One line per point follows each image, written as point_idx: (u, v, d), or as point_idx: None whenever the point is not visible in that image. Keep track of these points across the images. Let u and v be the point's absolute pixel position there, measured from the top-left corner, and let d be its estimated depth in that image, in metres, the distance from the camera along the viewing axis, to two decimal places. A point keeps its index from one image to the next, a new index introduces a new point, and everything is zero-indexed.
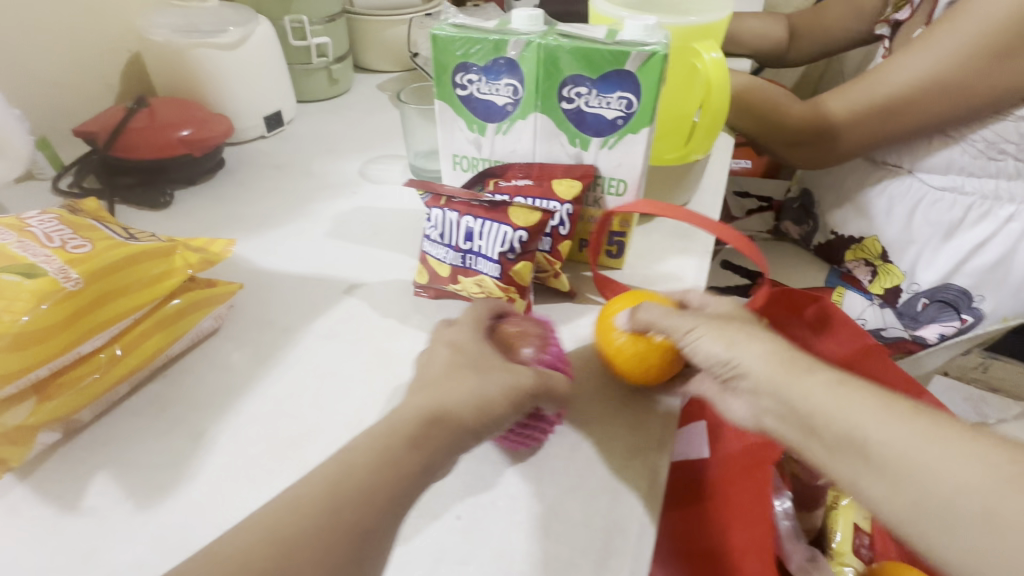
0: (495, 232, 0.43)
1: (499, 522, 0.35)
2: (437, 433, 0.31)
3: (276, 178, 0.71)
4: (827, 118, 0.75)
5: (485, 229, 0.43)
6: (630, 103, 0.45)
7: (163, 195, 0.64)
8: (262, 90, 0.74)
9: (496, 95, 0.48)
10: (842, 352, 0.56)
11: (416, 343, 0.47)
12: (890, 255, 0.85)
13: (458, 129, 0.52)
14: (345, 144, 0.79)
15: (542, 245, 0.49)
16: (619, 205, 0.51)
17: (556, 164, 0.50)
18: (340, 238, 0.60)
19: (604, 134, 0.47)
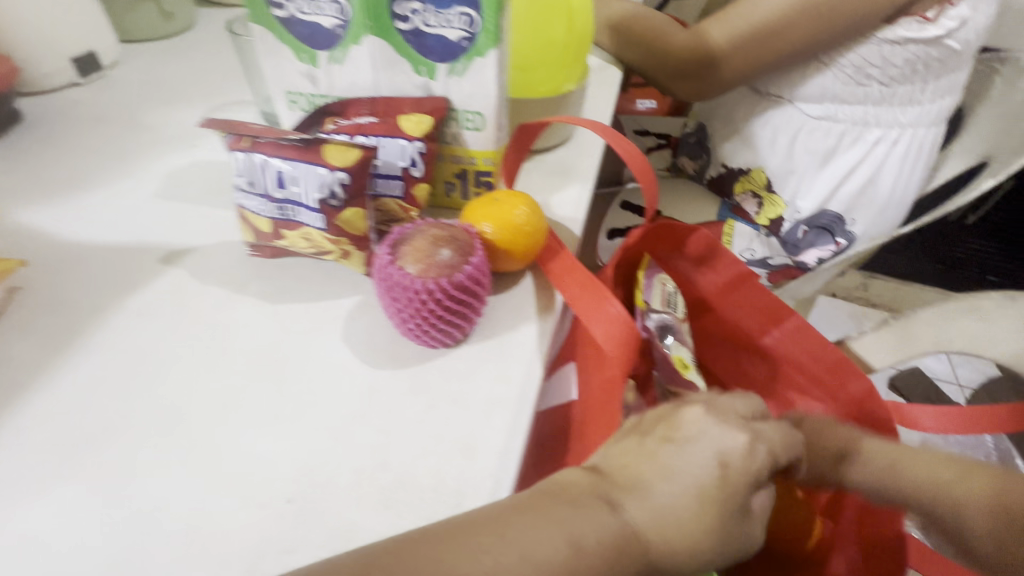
0: (310, 173, 0.37)
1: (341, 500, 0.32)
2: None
3: (93, 133, 0.59)
4: (708, 46, 0.73)
5: (297, 171, 0.37)
6: (471, 20, 0.39)
7: None
8: (62, 25, 0.61)
9: (321, 15, 0.41)
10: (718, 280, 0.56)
11: (254, 312, 0.42)
12: (774, 185, 0.87)
13: (286, 61, 0.44)
14: (182, 89, 0.68)
15: (393, 190, 0.44)
16: (480, 142, 0.47)
17: (403, 97, 0.44)
18: (171, 199, 0.52)
19: (449, 59, 0.42)
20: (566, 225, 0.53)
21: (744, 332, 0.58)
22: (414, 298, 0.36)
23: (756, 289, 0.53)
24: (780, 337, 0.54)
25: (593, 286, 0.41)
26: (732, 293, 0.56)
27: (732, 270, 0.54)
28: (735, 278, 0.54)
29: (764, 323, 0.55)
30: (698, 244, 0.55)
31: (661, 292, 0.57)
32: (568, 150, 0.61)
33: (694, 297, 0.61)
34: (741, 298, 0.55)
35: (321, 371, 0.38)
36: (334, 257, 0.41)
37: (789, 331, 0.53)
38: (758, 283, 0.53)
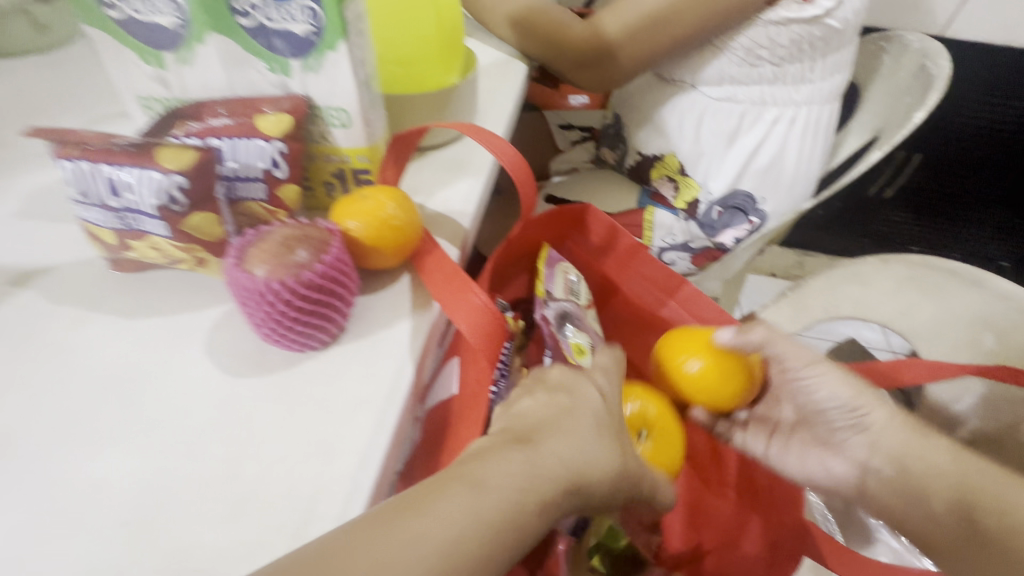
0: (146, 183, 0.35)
1: (185, 519, 0.31)
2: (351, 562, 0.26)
3: None
4: (605, 36, 0.74)
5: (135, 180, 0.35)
6: (315, 13, 0.38)
7: None
8: None
9: (158, 14, 0.39)
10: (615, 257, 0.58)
11: (110, 329, 0.39)
12: (687, 169, 0.89)
13: (133, 63, 0.42)
14: (58, 104, 0.64)
15: (256, 193, 0.43)
16: (351, 139, 0.46)
17: (259, 96, 0.43)
18: (32, 218, 0.49)
19: (300, 55, 0.40)
20: (455, 219, 0.52)
21: (645, 309, 0.60)
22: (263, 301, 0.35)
23: (650, 259, 0.56)
24: (678, 306, 0.57)
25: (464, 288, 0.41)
26: (630, 268, 0.58)
27: (626, 245, 0.57)
28: (630, 251, 0.57)
29: (661, 292, 0.57)
30: (596, 223, 0.58)
31: (563, 282, 0.56)
32: (463, 144, 0.61)
33: (598, 281, 0.62)
34: (638, 271, 0.58)
35: (178, 384, 0.36)
36: (188, 265, 0.40)
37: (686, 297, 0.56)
38: (648, 253, 0.56)
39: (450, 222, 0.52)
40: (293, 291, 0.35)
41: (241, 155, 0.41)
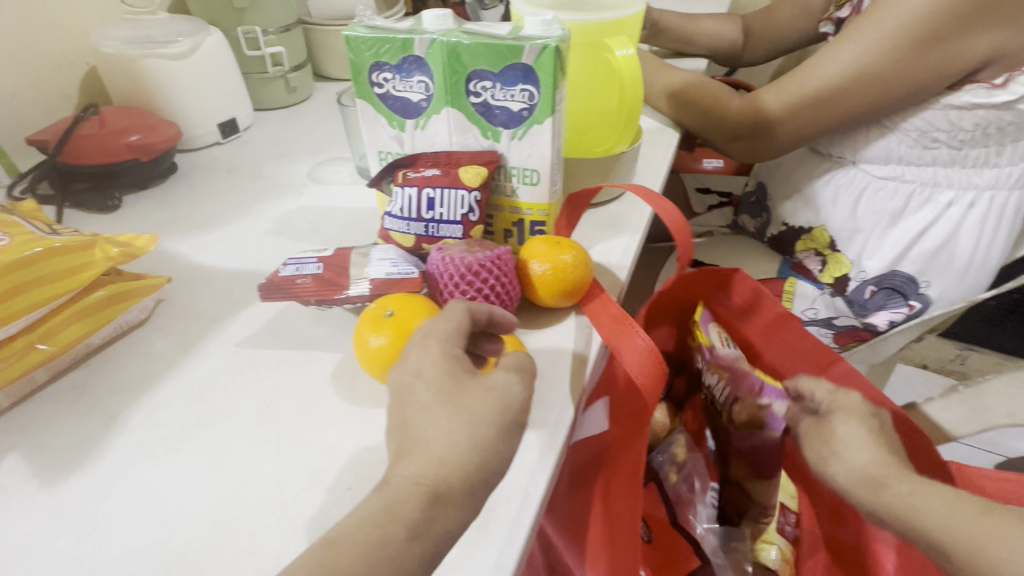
0: (359, 273, 0.44)
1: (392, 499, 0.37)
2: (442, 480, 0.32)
3: (226, 181, 0.73)
4: (764, 111, 0.77)
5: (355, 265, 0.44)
6: (532, 95, 0.47)
7: (113, 198, 0.67)
8: (215, 98, 0.77)
9: (411, 91, 0.50)
10: (761, 323, 0.57)
11: (336, 329, 0.49)
12: (838, 244, 0.86)
13: (380, 127, 0.54)
14: (296, 147, 0.81)
15: (454, 233, 0.51)
16: (535, 195, 0.53)
17: (464, 152, 0.51)
18: (278, 236, 0.62)
19: (512, 125, 0.49)
20: (614, 271, 0.57)
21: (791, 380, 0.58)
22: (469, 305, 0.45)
23: (799, 331, 0.54)
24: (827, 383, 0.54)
25: (631, 331, 0.43)
26: (777, 337, 0.57)
27: (774, 313, 0.56)
28: (777, 320, 0.56)
29: (811, 365, 0.55)
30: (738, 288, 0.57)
31: (717, 332, 0.56)
32: (621, 204, 0.66)
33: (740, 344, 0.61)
34: (786, 342, 0.56)
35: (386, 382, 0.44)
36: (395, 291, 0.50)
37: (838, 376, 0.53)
38: (800, 325, 0.55)
39: (608, 273, 0.57)
40: (490, 301, 0.45)
41: (447, 203, 0.50)
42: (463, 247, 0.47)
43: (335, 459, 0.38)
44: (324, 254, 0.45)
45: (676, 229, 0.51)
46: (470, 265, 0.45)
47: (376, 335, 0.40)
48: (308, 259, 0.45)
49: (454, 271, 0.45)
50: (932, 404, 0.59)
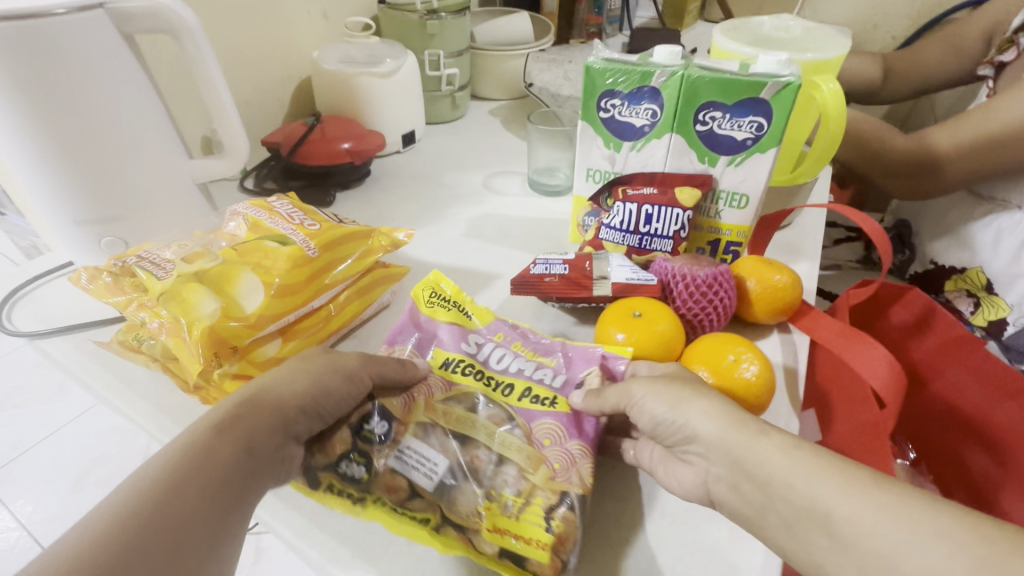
0: (603, 276, 0.49)
1: (610, 502, 0.39)
2: (257, 446, 0.32)
3: (413, 186, 0.81)
4: (931, 150, 0.78)
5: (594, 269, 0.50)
6: (760, 126, 0.51)
7: (326, 195, 0.76)
8: (405, 112, 0.86)
9: (636, 117, 0.55)
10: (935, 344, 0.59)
11: (558, 325, 0.54)
12: (995, 287, 0.84)
13: (596, 147, 0.59)
14: (465, 160, 0.89)
15: (664, 247, 0.56)
16: (739, 218, 0.57)
17: (679, 174, 0.56)
18: (474, 238, 0.69)
19: (732, 152, 0.53)
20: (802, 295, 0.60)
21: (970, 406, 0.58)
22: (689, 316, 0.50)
23: (983, 352, 0.56)
24: (1018, 409, 0.54)
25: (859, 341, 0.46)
26: (955, 357, 0.58)
27: (951, 335, 0.58)
28: (955, 341, 0.58)
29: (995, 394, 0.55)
30: (907, 308, 0.60)
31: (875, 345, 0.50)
32: (795, 232, 0.69)
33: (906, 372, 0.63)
34: (964, 363, 0.58)
35: None
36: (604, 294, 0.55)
37: None
38: (982, 350, 0.56)
39: None
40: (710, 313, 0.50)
41: (663, 220, 0.55)
42: (680, 260, 0.51)
43: None
44: (568, 257, 0.51)
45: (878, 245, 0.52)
46: (696, 277, 0.49)
47: (623, 333, 0.45)
48: (554, 260, 0.50)
49: (677, 282, 0.50)
50: None
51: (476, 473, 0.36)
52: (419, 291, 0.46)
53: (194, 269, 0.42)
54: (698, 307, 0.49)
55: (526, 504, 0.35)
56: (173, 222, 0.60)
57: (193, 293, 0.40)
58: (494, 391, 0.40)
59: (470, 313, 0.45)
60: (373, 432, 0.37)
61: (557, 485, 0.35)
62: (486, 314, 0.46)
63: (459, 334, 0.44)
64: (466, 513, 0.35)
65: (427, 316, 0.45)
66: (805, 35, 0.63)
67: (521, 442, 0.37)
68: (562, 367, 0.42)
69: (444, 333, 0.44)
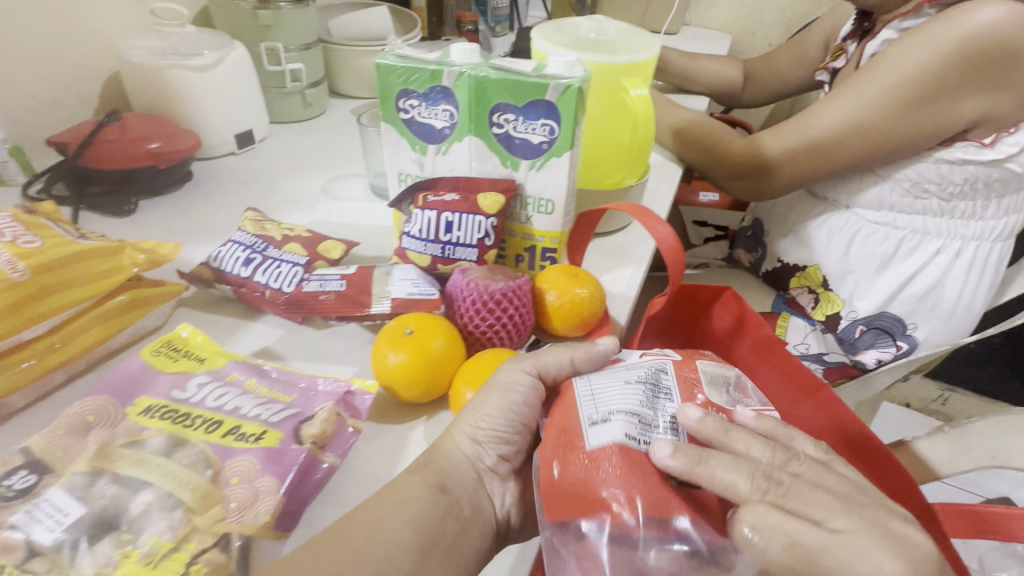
0: (382, 292, 0.45)
1: None
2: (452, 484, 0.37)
3: (241, 192, 0.74)
4: (764, 153, 0.81)
5: (377, 283, 0.46)
6: (552, 130, 0.49)
7: (128, 203, 0.67)
8: (231, 109, 0.78)
9: (435, 119, 0.52)
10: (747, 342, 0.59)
11: (353, 342, 0.50)
12: (831, 283, 0.89)
13: (402, 150, 0.55)
14: (308, 162, 0.83)
15: (469, 256, 0.53)
16: (548, 223, 0.55)
17: (484, 178, 0.53)
18: None
19: (532, 157, 0.51)
20: (623, 301, 0.59)
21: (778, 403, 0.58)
22: (477, 337, 0.47)
23: (784, 352, 0.56)
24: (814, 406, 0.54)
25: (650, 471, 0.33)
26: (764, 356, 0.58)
27: (759, 334, 0.58)
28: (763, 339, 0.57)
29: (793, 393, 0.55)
30: (727, 309, 0.61)
31: None
32: (626, 235, 0.69)
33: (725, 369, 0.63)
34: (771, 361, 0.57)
35: (391, 401, 0.44)
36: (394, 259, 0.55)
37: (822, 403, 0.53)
38: (786, 350, 0.56)
39: (618, 302, 0.59)
40: (501, 328, 0.47)
41: (465, 227, 0.52)
42: (468, 271, 0.48)
43: (347, 477, 0.38)
44: (347, 271, 0.46)
45: (668, 251, 0.50)
46: (483, 293, 0.46)
47: (395, 352, 0.42)
48: (331, 276, 0.46)
49: (465, 299, 0.46)
50: (919, 441, 0.61)
51: (130, 524, 0.30)
52: (151, 345, 0.41)
53: None
54: (484, 326, 0.47)
55: (175, 549, 0.30)
56: None
57: None
58: (190, 429, 0.35)
59: (204, 357, 0.41)
60: (11, 487, 0.31)
61: (222, 527, 0.31)
62: (222, 356, 0.42)
63: (178, 380, 0.39)
64: (86, 566, 0.29)
65: (147, 364, 0.40)
66: (621, 37, 0.62)
67: (199, 480, 0.33)
68: (297, 403, 0.39)
69: (159, 379, 0.39)
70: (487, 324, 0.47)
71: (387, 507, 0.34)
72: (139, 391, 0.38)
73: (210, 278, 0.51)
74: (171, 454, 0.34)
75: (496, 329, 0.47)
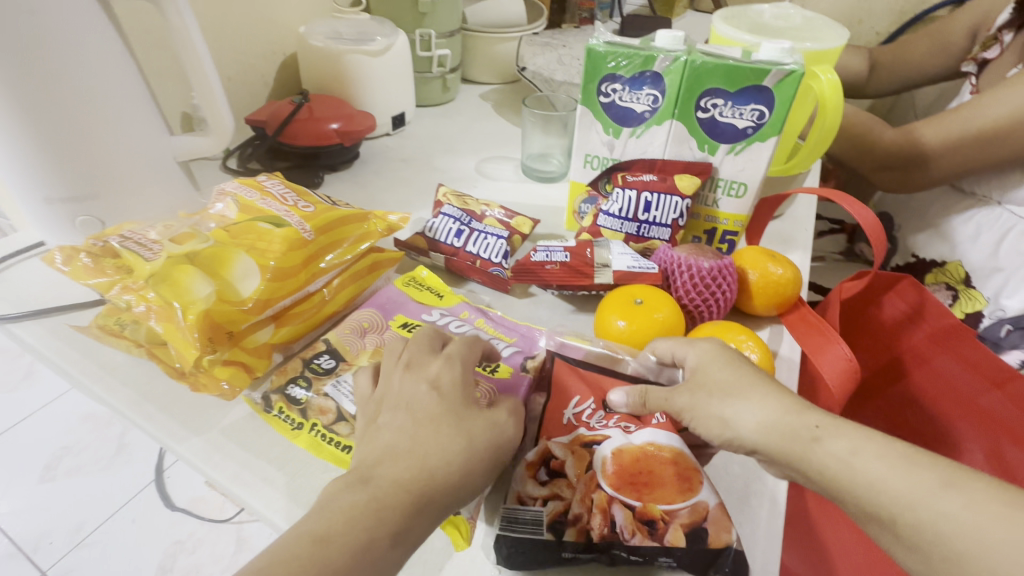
0: (603, 264, 0.48)
1: None
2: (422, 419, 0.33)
3: (405, 170, 0.79)
4: (919, 144, 0.79)
5: (599, 249, 0.50)
6: (761, 115, 0.51)
7: (315, 176, 0.74)
8: (392, 93, 0.83)
9: (636, 103, 0.54)
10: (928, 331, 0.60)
11: (557, 311, 0.54)
12: (973, 280, 0.87)
13: (595, 132, 0.58)
14: (456, 143, 0.87)
15: (661, 235, 0.56)
16: (736, 206, 0.57)
17: (679, 161, 0.55)
18: None
19: (732, 141, 0.53)
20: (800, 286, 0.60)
21: (956, 394, 0.59)
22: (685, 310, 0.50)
23: (971, 343, 0.57)
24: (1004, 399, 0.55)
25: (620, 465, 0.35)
26: (947, 346, 0.59)
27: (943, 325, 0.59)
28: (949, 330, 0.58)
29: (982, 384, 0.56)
30: (901, 299, 0.60)
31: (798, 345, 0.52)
32: (786, 222, 0.69)
33: (891, 359, 0.64)
34: (955, 351, 0.58)
35: None
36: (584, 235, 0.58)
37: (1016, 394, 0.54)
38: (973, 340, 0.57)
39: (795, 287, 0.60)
40: (709, 300, 0.49)
41: (661, 207, 0.54)
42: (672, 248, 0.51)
43: None
44: (569, 245, 0.50)
45: (870, 228, 0.51)
46: (694, 266, 0.49)
47: (623, 319, 0.45)
48: (555, 247, 0.50)
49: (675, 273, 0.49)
50: None
51: None
52: (400, 279, 0.49)
53: (184, 251, 0.40)
54: (693, 298, 0.49)
55: None
56: (157, 197, 0.57)
57: (187, 276, 0.39)
58: None
59: (442, 295, 0.48)
60: (321, 366, 0.40)
61: None
62: (455, 297, 0.48)
63: (425, 309, 0.46)
64: None
65: (401, 293, 0.47)
66: (806, 24, 0.62)
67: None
68: (520, 345, 0.44)
69: (411, 303, 0.46)
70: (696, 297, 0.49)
71: (432, 449, 0.31)
72: (396, 310, 0.45)
73: (423, 247, 0.56)
74: None
75: (705, 301, 0.49)
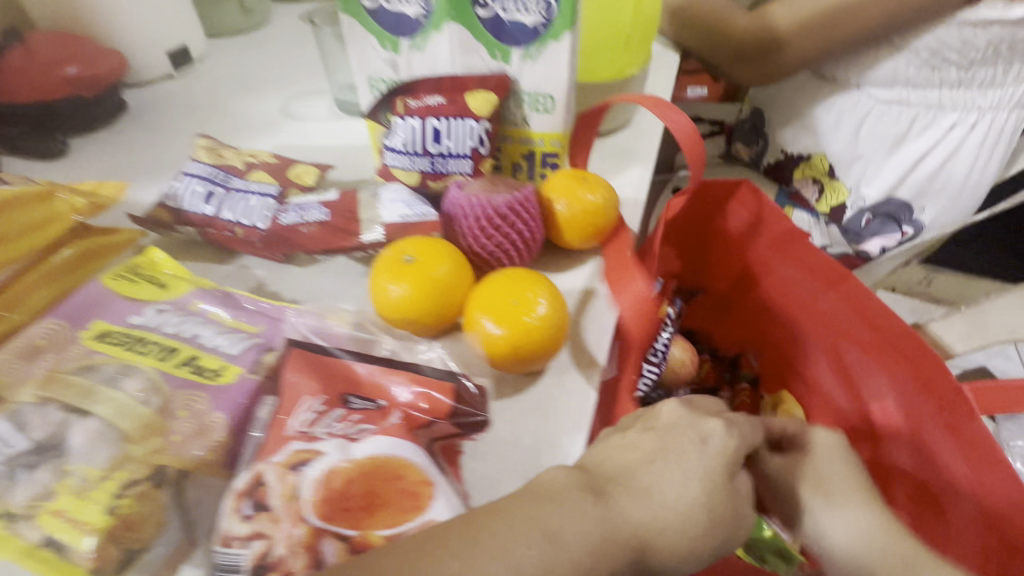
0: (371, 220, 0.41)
1: None
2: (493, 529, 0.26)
3: (187, 120, 0.65)
4: (771, 28, 0.72)
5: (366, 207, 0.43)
6: (549, 6, 0.42)
7: (56, 141, 0.58)
8: (158, 21, 0.66)
9: (405, 4, 0.43)
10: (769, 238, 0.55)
11: (346, 278, 0.45)
12: (836, 171, 0.86)
13: (370, 48, 0.46)
14: (259, 79, 0.72)
15: (463, 168, 0.47)
16: (548, 123, 0.48)
17: (471, 75, 0.46)
18: None
19: (525, 43, 0.44)
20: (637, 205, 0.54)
21: (798, 300, 0.56)
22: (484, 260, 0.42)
23: (806, 246, 0.53)
24: (838, 299, 0.53)
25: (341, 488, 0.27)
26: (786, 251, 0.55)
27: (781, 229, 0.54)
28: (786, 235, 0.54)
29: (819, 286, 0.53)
30: (741, 206, 0.55)
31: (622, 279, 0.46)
32: (630, 134, 0.62)
33: (741, 270, 0.60)
34: (795, 257, 0.54)
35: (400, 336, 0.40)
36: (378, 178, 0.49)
37: (846, 293, 0.52)
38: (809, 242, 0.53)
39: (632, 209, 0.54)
40: (511, 245, 0.42)
41: (455, 135, 0.45)
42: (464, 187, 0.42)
43: None
44: (328, 199, 0.44)
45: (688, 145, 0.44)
46: (486, 210, 0.41)
47: (396, 284, 0.37)
48: (309, 205, 0.44)
49: (465, 219, 0.41)
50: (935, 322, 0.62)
51: (57, 448, 0.28)
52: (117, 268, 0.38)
53: None
54: (490, 246, 0.41)
55: (105, 478, 0.27)
56: None
57: None
58: (141, 355, 0.33)
59: (167, 284, 0.38)
60: None
61: (160, 458, 0.28)
62: (187, 283, 0.38)
63: (137, 306, 0.36)
64: (19, 497, 0.26)
65: (108, 290, 0.36)
66: None
67: (144, 411, 0.30)
68: (264, 333, 0.35)
69: (118, 304, 0.36)
70: (494, 244, 0.42)
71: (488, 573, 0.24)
72: (95, 314, 0.35)
73: (168, 220, 0.44)
74: (120, 386, 0.31)
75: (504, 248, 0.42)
